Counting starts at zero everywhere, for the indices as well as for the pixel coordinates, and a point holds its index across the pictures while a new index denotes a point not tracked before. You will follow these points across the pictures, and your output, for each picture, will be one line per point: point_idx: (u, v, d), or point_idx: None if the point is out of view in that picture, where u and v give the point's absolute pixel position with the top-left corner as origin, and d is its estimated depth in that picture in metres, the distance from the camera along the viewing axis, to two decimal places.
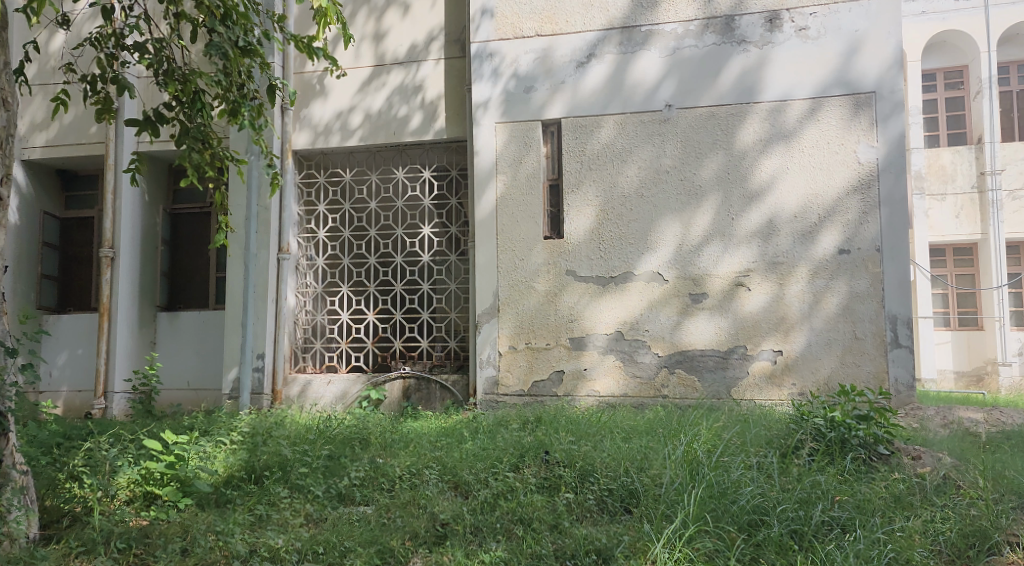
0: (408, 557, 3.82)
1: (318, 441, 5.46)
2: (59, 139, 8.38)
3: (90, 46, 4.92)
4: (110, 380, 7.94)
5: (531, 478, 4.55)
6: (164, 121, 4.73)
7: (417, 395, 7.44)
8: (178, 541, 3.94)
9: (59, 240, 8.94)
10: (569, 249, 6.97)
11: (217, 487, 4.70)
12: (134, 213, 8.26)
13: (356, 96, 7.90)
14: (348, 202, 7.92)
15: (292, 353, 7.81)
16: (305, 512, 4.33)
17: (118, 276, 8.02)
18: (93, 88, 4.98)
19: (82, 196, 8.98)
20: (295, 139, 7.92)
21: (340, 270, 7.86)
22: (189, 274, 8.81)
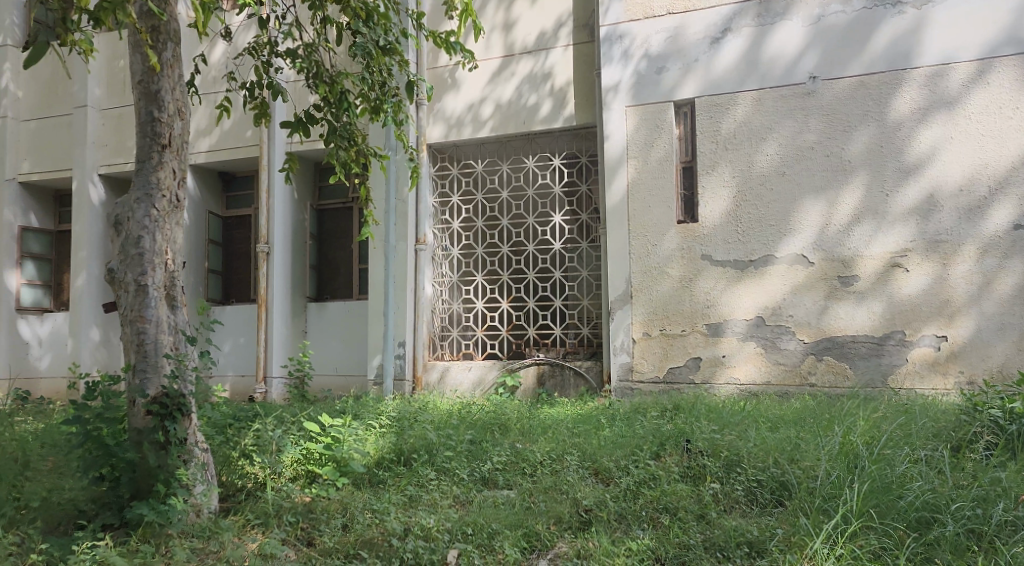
0: (554, 542, 3.88)
1: (461, 426, 5.65)
2: (219, 143, 9.06)
3: (248, 55, 5.27)
4: (269, 366, 8.54)
5: (674, 466, 4.49)
6: (315, 122, 5.02)
7: (552, 382, 7.51)
8: (340, 518, 4.18)
9: (222, 238, 9.72)
10: (705, 233, 6.77)
11: (370, 468, 4.98)
12: (286, 209, 8.81)
13: (487, 88, 8.02)
14: (481, 192, 8.08)
15: (431, 341, 8.08)
16: (453, 494, 4.49)
17: (273, 270, 8.58)
18: (252, 95, 5.35)
19: (240, 196, 9.70)
20: (429, 132, 8.16)
21: (474, 259, 8.05)
22: (335, 266, 9.32)
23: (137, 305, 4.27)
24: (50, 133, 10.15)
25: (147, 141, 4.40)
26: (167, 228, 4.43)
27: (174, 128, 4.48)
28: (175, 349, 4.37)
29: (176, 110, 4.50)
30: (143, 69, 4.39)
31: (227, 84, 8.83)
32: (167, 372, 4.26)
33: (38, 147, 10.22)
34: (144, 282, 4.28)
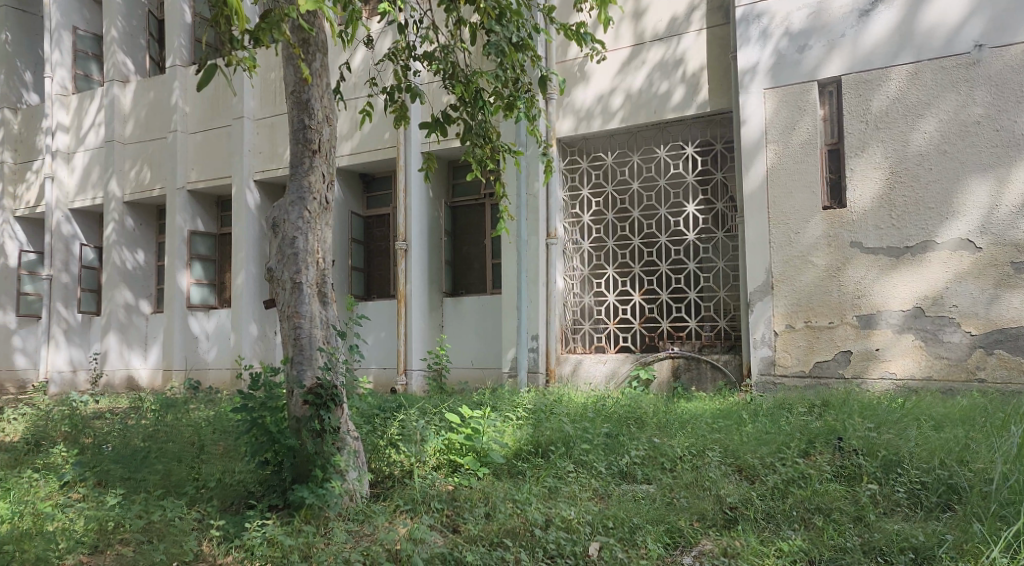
0: (698, 538, 3.80)
1: (597, 419, 5.65)
2: (359, 146, 9.51)
3: (388, 61, 5.50)
4: (409, 359, 8.89)
5: (825, 465, 4.28)
6: (451, 122, 5.18)
7: (687, 375, 7.33)
8: (483, 506, 4.28)
9: (363, 237, 10.22)
10: (855, 219, 6.37)
11: (509, 458, 5.09)
12: (422, 207, 9.12)
13: (617, 78, 7.93)
14: (612, 184, 8.01)
15: (563, 335, 8.07)
16: (592, 487, 4.49)
17: (411, 266, 8.91)
18: (392, 98, 5.58)
19: (379, 196, 10.14)
20: (559, 126, 8.17)
21: (605, 252, 7.97)
22: (469, 261, 9.56)
23: (293, 301, 4.56)
24: (212, 144, 11.04)
25: (299, 148, 4.71)
26: (317, 228, 4.70)
27: (322, 135, 4.77)
28: (326, 342, 4.64)
29: (324, 117, 4.78)
30: (296, 80, 4.70)
31: (368, 89, 9.25)
32: (320, 364, 4.53)
33: (202, 157, 11.16)
34: (298, 280, 4.57)
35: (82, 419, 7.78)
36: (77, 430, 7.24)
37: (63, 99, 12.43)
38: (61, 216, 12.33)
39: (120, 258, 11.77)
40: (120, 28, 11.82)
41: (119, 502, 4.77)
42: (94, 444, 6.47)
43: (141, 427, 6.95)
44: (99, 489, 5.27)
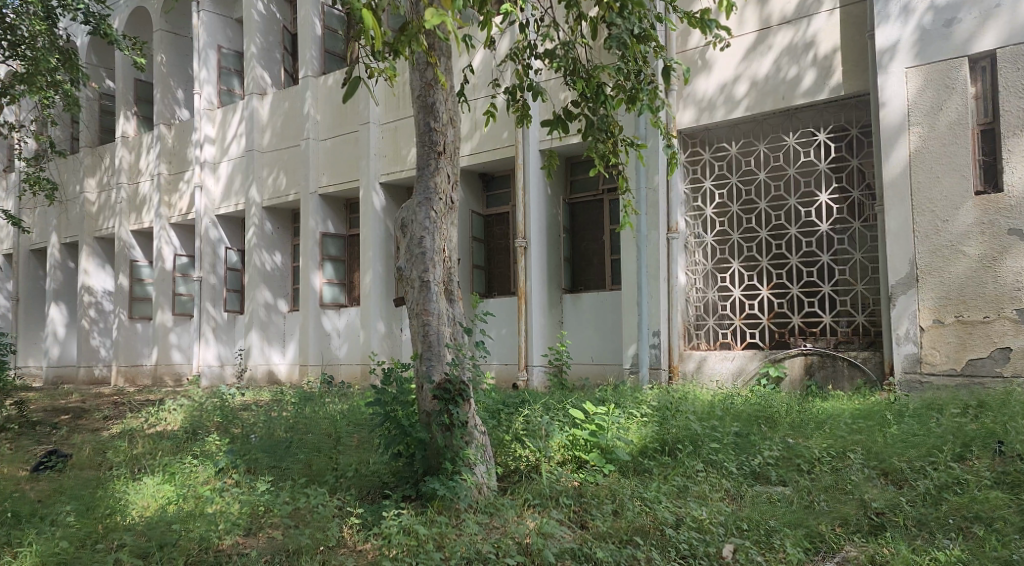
0: (841, 544, 3.62)
1: (726, 417, 5.49)
2: (479, 146, 9.67)
3: (510, 60, 5.59)
4: (530, 355, 8.95)
5: (984, 472, 3.98)
6: (572, 118, 5.17)
7: (822, 373, 6.98)
8: (610, 504, 4.26)
9: (483, 235, 10.40)
10: (1013, 204, 5.84)
11: (635, 456, 5.03)
12: (541, 205, 9.15)
13: (741, 65, 7.66)
14: (736, 174, 7.74)
15: (686, 331, 7.92)
16: (724, 488, 4.37)
17: (530, 263, 8.96)
18: (513, 97, 5.66)
19: (499, 194, 10.29)
20: (680, 117, 8.00)
21: (730, 245, 7.72)
22: (589, 258, 9.53)
23: (421, 298, 4.71)
24: (341, 150, 11.57)
25: (426, 150, 4.85)
26: (443, 228, 4.83)
27: (447, 137, 4.90)
28: (454, 339, 4.76)
29: (448, 119, 4.91)
30: (422, 85, 4.86)
31: (488, 90, 9.40)
32: (448, 360, 4.65)
33: (332, 162, 11.71)
34: (427, 279, 4.72)
35: (231, 411, 8.38)
36: (228, 421, 7.82)
37: (210, 113, 13.41)
38: (208, 222, 13.32)
39: (260, 260, 12.56)
40: (258, 44, 12.58)
41: (268, 488, 5.14)
42: (243, 434, 6.97)
43: (283, 418, 7.41)
44: (249, 476, 5.68)
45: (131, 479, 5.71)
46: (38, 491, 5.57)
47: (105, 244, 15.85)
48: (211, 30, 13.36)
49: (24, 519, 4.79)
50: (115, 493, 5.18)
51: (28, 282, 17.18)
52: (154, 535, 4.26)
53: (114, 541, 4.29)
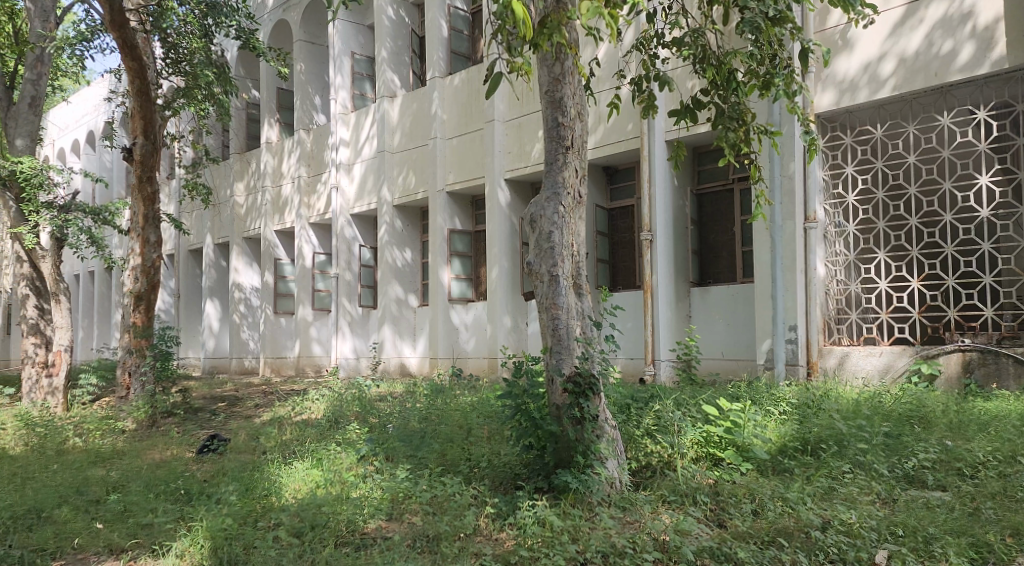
0: (1013, 556, 3.35)
1: (874, 416, 5.21)
2: (604, 139, 9.60)
3: (636, 51, 5.52)
4: (657, 349, 8.82)
5: None
6: (702, 107, 5.03)
7: (982, 371, 6.48)
8: (749, 503, 4.15)
9: (608, 228, 10.34)
10: None
11: (773, 455, 4.87)
12: (667, 197, 8.97)
13: (888, 42, 7.18)
14: (881, 159, 7.27)
15: (825, 326, 7.51)
16: (875, 490, 4.14)
17: (656, 257, 8.83)
18: (640, 88, 5.58)
19: (623, 187, 10.19)
20: (819, 100, 7.61)
21: (875, 234, 7.28)
22: (718, 250, 9.26)
23: (550, 293, 4.74)
24: (467, 147, 11.83)
25: (554, 145, 4.88)
26: (572, 222, 4.85)
27: (575, 131, 4.91)
28: (583, 333, 4.77)
29: (576, 113, 4.93)
30: (550, 81, 4.90)
31: (615, 81, 9.31)
32: (578, 353, 4.67)
33: (459, 160, 11.99)
34: (555, 274, 4.75)
35: (369, 401, 8.80)
36: (366, 411, 8.21)
37: (344, 117, 14.09)
38: (343, 221, 14.01)
39: (392, 257, 13.06)
40: (389, 48, 13.11)
41: (408, 476, 5.38)
42: (380, 423, 7.32)
43: (417, 409, 7.70)
44: (389, 463, 5.96)
45: (283, 463, 6.13)
46: (204, 472, 6.09)
47: (252, 243, 17.02)
48: (345, 38, 14.04)
49: (194, 497, 5.26)
50: (270, 476, 5.58)
51: (187, 280, 18.75)
52: (307, 516, 4.55)
53: (272, 520, 4.62)
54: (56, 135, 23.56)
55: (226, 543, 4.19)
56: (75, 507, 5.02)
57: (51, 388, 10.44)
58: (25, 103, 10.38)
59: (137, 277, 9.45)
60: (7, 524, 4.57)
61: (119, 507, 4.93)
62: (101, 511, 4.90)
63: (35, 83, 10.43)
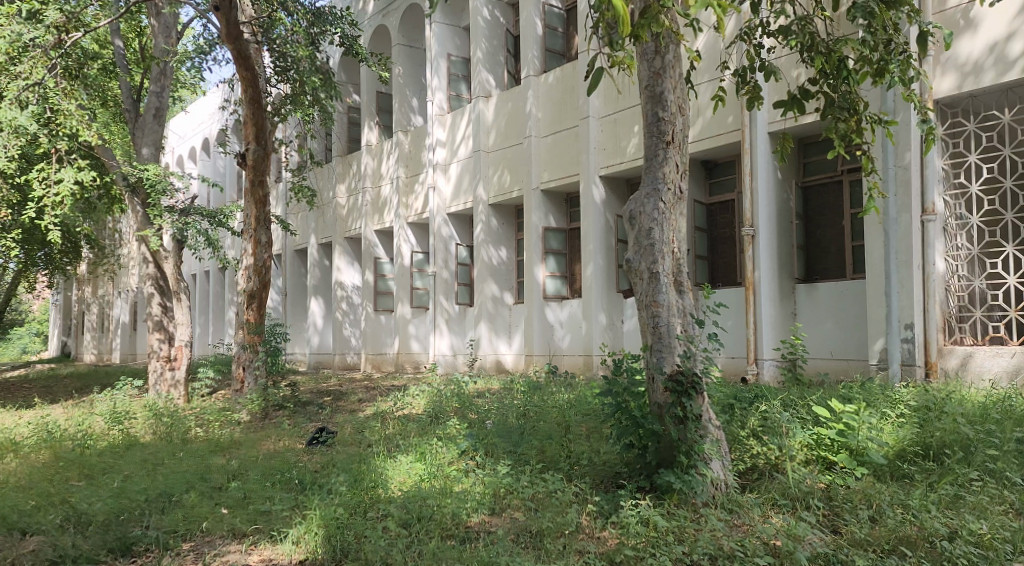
0: None
1: (1005, 421, 4.91)
2: (703, 132, 9.38)
3: (741, 41, 5.36)
4: (760, 348, 8.56)
5: None
6: (810, 97, 4.83)
7: None
8: (866, 509, 3.99)
9: (707, 224, 10.13)
10: None
11: (891, 459, 4.66)
12: (771, 191, 8.68)
13: (1016, 21, 6.72)
14: (1009, 146, 6.81)
15: (945, 324, 7.06)
16: (1007, 500, 3.91)
17: (759, 253, 8.56)
18: (744, 79, 5.41)
19: (723, 181, 9.94)
20: (938, 85, 7.18)
21: (1002, 226, 6.82)
22: (825, 245, 8.90)
23: (651, 291, 4.69)
24: (562, 145, 11.82)
25: (654, 140, 4.82)
26: (673, 219, 4.77)
27: (676, 125, 4.83)
28: (685, 331, 4.69)
29: (677, 108, 4.85)
30: (650, 75, 4.83)
31: (716, 73, 9.09)
32: (679, 352, 4.59)
33: (553, 158, 12.00)
34: (656, 271, 4.68)
35: (469, 398, 8.95)
36: (465, 407, 8.35)
37: (441, 118, 14.36)
38: (441, 220, 14.30)
39: (488, 255, 13.25)
40: (484, 49, 13.28)
41: (510, 472, 5.46)
42: (480, 419, 7.43)
43: (516, 406, 7.77)
44: (490, 458, 6.05)
45: (389, 456, 6.32)
46: (314, 463, 6.36)
47: (353, 243, 17.61)
48: (441, 40, 14.31)
49: (306, 486, 5.49)
50: (377, 468, 5.78)
51: (294, 278, 19.60)
52: (414, 508, 4.69)
53: (381, 511, 4.77)
54: (175, 144, 25.10)
55: (339, 532, 4.35)
56: (200, 493, 5.35)
57: (174, 381, 11.15)
58: (151, 114, 11.13)
59: (250, 276, 9.87)
60: (142, 506, 4.91)
61: (240, 494, 5.22)
62: (224, 498, 5.21)
63: (158, 95, 11.16)
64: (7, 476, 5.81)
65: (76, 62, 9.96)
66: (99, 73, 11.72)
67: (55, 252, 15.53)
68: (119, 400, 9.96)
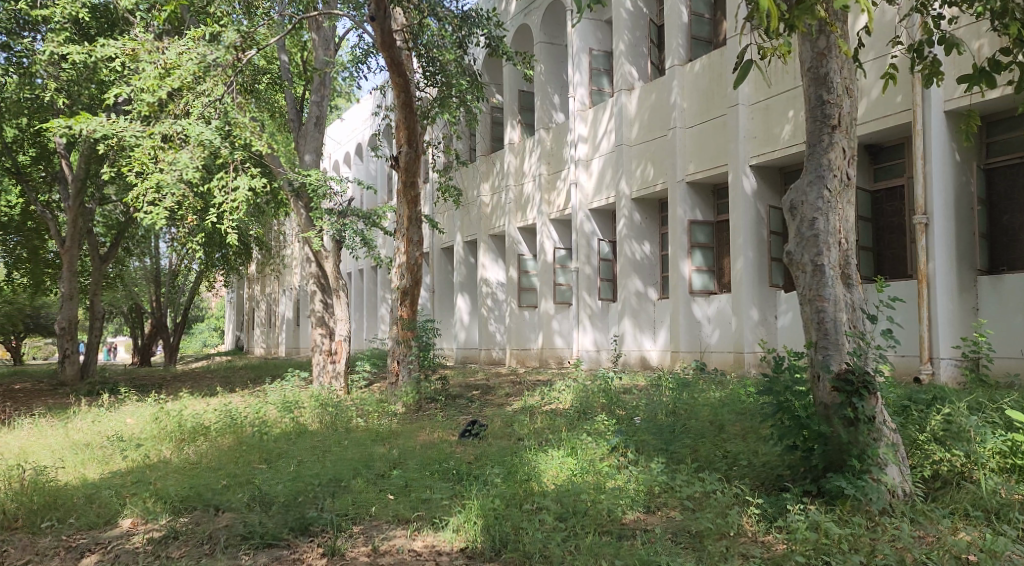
0: None
1: None
2: (869, 114, 8.76)
3: (916, 14, 4.96)
4: (936, 346, 7.90)
5: None
6: (1003, 69, 4.37)
7: None
8: None
9: (871, 212, 9.50)
10: None
11: None
12: (948, 174, 7.97)
13: None
14: None
15: None
16: None
17: (933, 242, 7.89)
18: (920, 55, 4.99)
19: (890, 166, 9.27)
20: None
21: None
22: (1013, 233, 8.08)
23: (815, 284, 4.43)
24: (709, 134, 11.44)
25: (818, 125, 4.55)
26: (840, 207, 4.49)
27: (843, 108, 4.54)
28: (854, 326, 4.41)
29: (844, 90, 4.55)
30: (813, 57, 4.57)
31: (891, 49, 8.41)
32: (848, 350, 4.32)
33: (700, 148, 11.63)
34: (820, 263, 4.43)
35: (616, 394, 8.89)
36: (613, 402, 8.30)
37: (583, 114, 14.34)
38: (583, 215, 14.29)
39: (631, 251, 13.10)
40: (626, 41, 13.13)
41: (665, 470, 5.37)
42: (628, 416, 7.36)
43: (666, 403, 7.62)
44: (642, 455, 5.98)
45: (540, 450, 6.38)
46: (469, 454, 6.54)
47: (497, 240, 17.96)
48: (583, 35, 14.29)
49: (462, 476, 5.65)
50: (529, 461, 5.86)
51: (440, 275, 20.31)
52: (569, 503, 4.70)
53: (537, 504, 4.81)
54: (332, 149, 26.66)
55: (497, 522, 4.43)
56: (367, 478, 5.66)
57: (335, 373, 11.87)
58: (313, 122, 11.90)
59: (403, 274, 10.29)
60: (316, 489, 5.24)
61: (402, 482, 5.46)
62: (388, 485, 5.47)
63: (319, 104, 11.90)
64: (199, 458, 6.39)
65: (249, 78, 10.81)
66: (268, 86, 12.64)
67: (230, 253, 16.93)
68: (288, 391, 10.73)
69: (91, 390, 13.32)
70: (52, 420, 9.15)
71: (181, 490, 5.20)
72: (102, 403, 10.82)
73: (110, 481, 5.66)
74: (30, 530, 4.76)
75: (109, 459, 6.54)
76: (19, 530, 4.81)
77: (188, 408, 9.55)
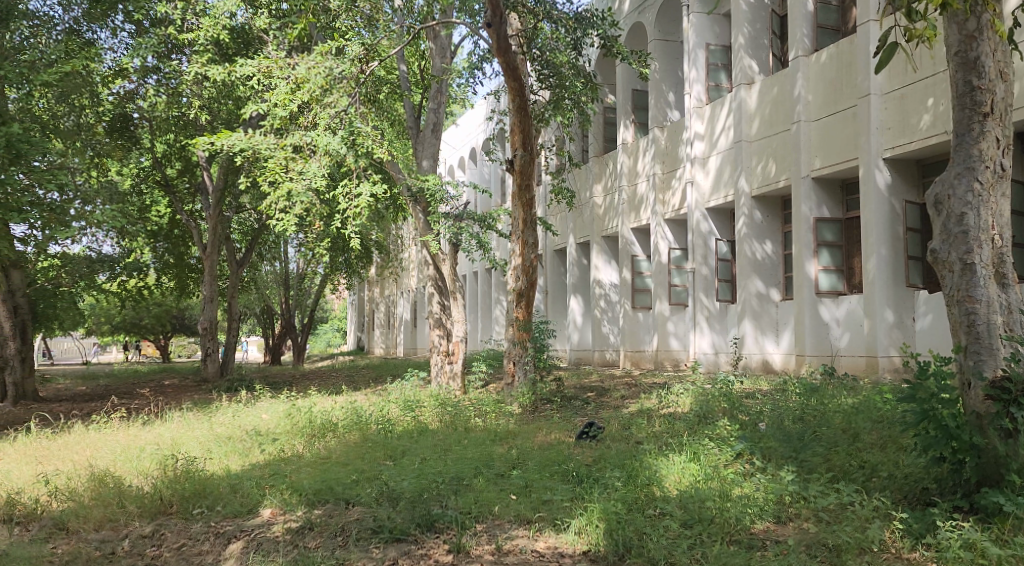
0: None
1: None
2: None
3: None
4: None
5: None
6: None
7: None
8: None
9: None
10: None
11: None
12: None
13: None
14: None
15: None
16: None
17: None
18: None
19: None
20: None
21: None
22: None
23: (964, 284, 4.10)
24: (836, 127, 10.87)
25: (967, 113, 4.21)
26: (993, 201, 4.14)
27: (995, 94, 4.19)
28: (1010, 330, 4.07)
29: (998, 74, 4.20)
30: (961, 40, 4.22)
31: None
32: (1004, 354, 3.99)
33: (826, 142, 11.07)
34: (970, 261, 4.10)
35: (738, 398, 8.58)
36: (735, 407, 8.01)
37: (699, 111, 13.98)
38: (700, 215, 13.92)
39: (752, 251, 12.65)
40: (746, 33, 12.72)
41: (797, 479, 5.13)
42: (752, 421, 7.09)
43: (792, 408, 7.30)
44: (770, 463, 5.74)
45: (660, 454, 6.26)
46: (588, 457, 6.49)
47: (611, 241, 17.80)
48: (699, 30, 13.93)
49: (583, 479, 5.60)
50: (650, 466, 5.74)
51: (554, 276, 20.41)
52: (694, 509, 4.57)
53: (660, 509, 4.71)
54: (447, 154, 27.29)
55: (620, 527, 4.34)
56: (487, 478, 5.72)
57: (452, 373, 12.04)
58: (430, 129, 12.19)
59: (519, 275, 10.35)
60: (441, 487, 5.34)
61: (522, 482, 5.50)
62: (509, 485, 5.52)
63: (436, 111, 12.20)
64: (329, 454, 6.66)
65: (371, 89, 11.21)
66: (387, 96, 13.09)
67: (352, 257, 17.63)
68: (408, 390, 11.05)
69: (230, 386, 14.24)
70: (197, 414, 9.83)
71: (315, 483, 5.46)
72: (240, 399, 11.51)
73: (251, 472, 6.02)
74: (184, 516, 5.13)
75: (249, 453, 6.94)
76: (174, 515, 5.19)
77: (317, 405, 10.00)
